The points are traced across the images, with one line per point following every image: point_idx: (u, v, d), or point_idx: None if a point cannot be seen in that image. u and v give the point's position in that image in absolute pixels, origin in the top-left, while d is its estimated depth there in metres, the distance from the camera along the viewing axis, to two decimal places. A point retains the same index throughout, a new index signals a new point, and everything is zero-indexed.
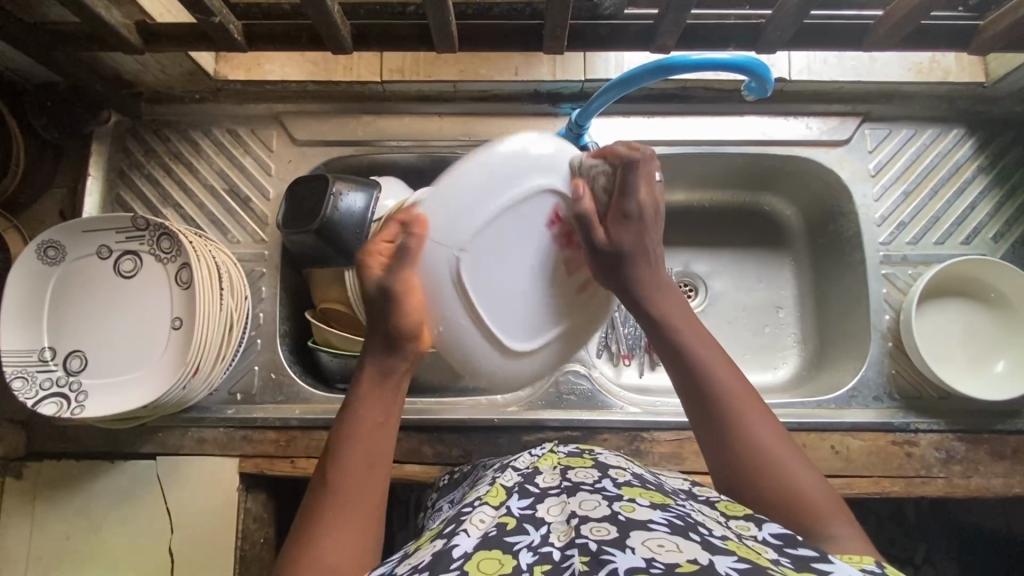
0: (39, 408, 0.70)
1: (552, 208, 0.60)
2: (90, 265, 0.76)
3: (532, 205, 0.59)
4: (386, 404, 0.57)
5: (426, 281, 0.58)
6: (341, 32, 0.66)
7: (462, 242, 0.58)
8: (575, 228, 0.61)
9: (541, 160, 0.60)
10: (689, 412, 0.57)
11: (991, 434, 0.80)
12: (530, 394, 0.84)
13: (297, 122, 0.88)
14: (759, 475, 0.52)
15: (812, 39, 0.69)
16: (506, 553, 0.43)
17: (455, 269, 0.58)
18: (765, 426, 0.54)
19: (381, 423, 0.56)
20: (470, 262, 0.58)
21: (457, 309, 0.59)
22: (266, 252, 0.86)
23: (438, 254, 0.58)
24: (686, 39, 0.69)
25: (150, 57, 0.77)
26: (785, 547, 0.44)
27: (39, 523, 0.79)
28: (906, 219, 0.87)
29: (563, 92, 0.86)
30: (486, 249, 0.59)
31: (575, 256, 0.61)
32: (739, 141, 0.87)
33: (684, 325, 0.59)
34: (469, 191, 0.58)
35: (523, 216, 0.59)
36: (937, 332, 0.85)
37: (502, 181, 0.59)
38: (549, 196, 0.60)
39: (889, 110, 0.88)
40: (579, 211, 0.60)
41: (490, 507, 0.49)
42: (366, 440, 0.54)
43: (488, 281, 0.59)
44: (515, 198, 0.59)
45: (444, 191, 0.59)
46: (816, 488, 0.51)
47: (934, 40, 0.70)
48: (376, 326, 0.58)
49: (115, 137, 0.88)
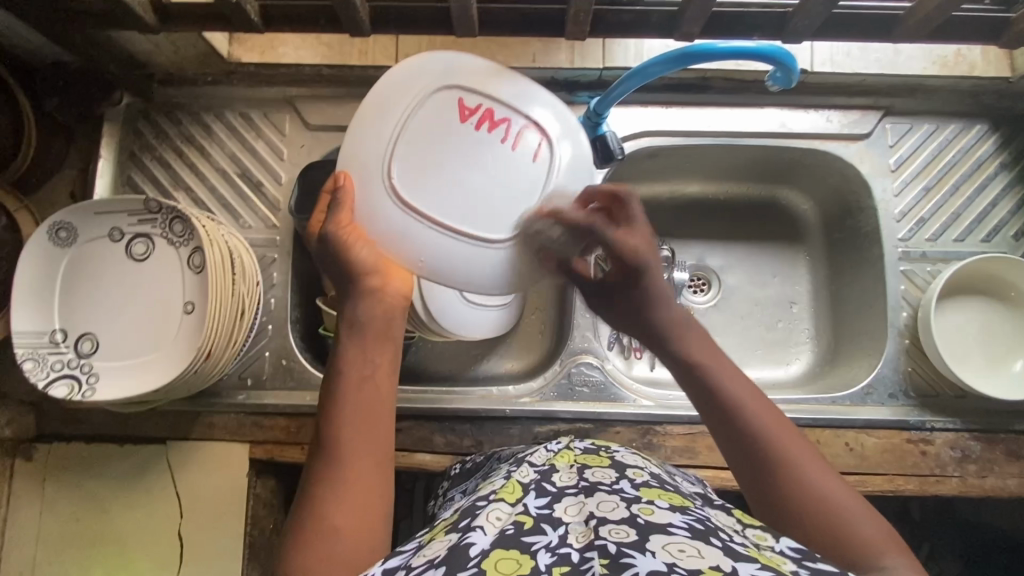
0: (51, 390, 0.70)
1: (457, 100, 0.56)
2: (101, 247, 0.75)
3: (444, 105, 0.56)
4: (367, 355, 0.55)
5: (374, 226, 0.55)
6: (360, 14, 0.64)
7: (386, 166, 0.55)
8: (491, 108, 0.56)
9: (436, 64, 0.57)
10: (729, 457, 0.54)
11: (1007, 433, 0.79)
12: (542, 385, 0.84)
13: (310, 106, 0.86)
14: (806, 508, 0.49)
15: (840, 29, 0.68)
16: (524, 553, 0.43)
17: (392, 192, 0.54)
18: (811, 462, 0.51)
19: (366, 375, 0.54)
20: (402, 182, 0.54)
21: (417, 229, 0.55)
22: (278, 238, 0.85)
23: (372, 195, 0.55)
24: (710, 27, 0.68)
25: (164, 37, 0.76)
26: (804, 560, 0.42)
27: (49, 505, 0.79)
28: (926, 216, 0.86)
29: (580, 80, 0.83)
30: (418, 163, 0.54)
31: (505, 128, 0.55)
32: (759, 133, 0.86)
33: (716, 362, 0.57)
34: (377, 128, 0.55)
35: (440, 120, 0.55)
36: (957, 330, 0.84)
37: (398, 98, 0.55)
38: (450, 91, 0.56)
39: (912, 104, 0.87)
40: (484, 94, 0.56)
41: (506, 503, 0.49)
42: (355, 396, 0.53)
43: (431, 185, 0.54)
44: (416, 106, 0.55)
45: (351, 141, 0.56)
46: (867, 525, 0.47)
47: (963, 32, 0.68)
48: (339, 279, 0.58)
49: (127, 119, 0.87)
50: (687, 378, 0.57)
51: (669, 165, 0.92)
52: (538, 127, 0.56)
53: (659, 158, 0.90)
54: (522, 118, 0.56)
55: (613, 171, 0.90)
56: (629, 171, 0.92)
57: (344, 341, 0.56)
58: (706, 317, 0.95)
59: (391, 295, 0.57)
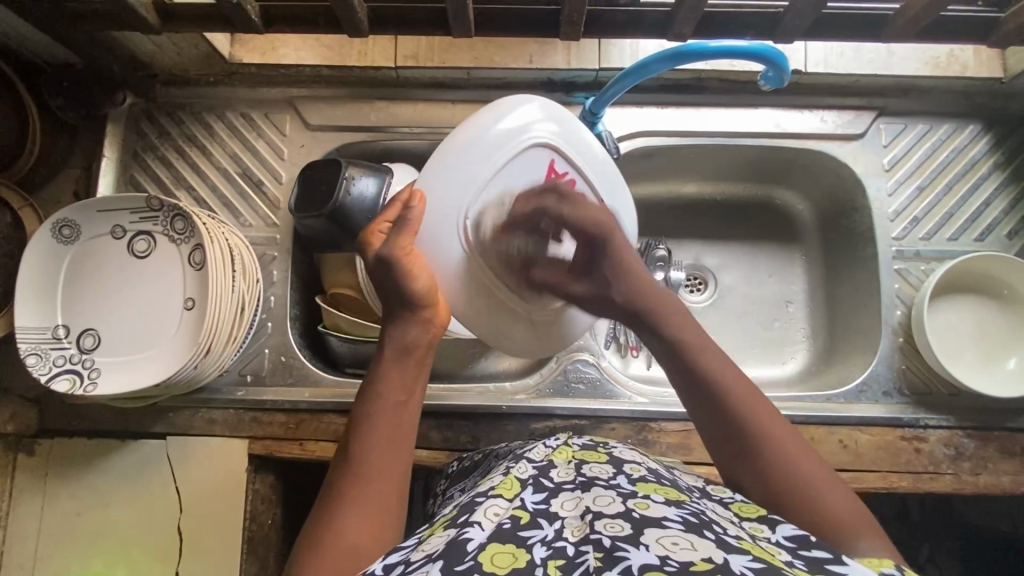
0: (53, 384, 0.71)
1: (546, 159, 0.68)
2: (104, 244, 0.76)
3: (527, 164, 0.67)
4: (407, 380, 0.58)
5: (440, 244, 0.65)
6: (358, 15, 0.66)
7: (465, 209, 0.65)
8: (570, 177, 0.70)
9: (519, 119, 0.67)
10: (702, 427, 0.56)
11: (1001, 431, 0.80)
12: (538, 382, 0.84)
13: (310, 107, 0.88)
14: (784, 486, 0.51)
15: (830, 28, 0.69)
16: (519, 547, 0.43)
17: (465, 230, 0.65)
18: (783, 437, 0.53)
19: (400, 400, 0.56)
20: (479, 226, 0.66)
21: (467, 266, 0.66)
22: (278, 236, 0.86)
23: (450, 221, 0.65)
24: (702, 29, 0.69)
25: (167, 38, 0.77)
26: (799, 550, 0.43)
27: (50, 499, 0.80)
28: (920, 215, 0.86)
29: (577, 81, 0.86)
30: (491, 210, 0.66)
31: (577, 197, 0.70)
32: (754, 133, 0.87)
33: (703, 346, 0.58)
34: (466, 167, 0.65)
35: (522, 179, 0.67)
36: (948, 328, 0.85)
37: (481, 134, 0.65)
38: (540, 149, 0.68)
39: (905, 104, 0.87)
40: (569, 161, 0.69)
41: (504, 499, 0.49)
42: (386, 416, 0.55)
43: (494, 235, 0.67)
44: (516, 149, 0.67)
45: (450, 182, 0.65)
46: (839, 498, 0.50)
47: (953, 32, 0.69)
48: (394, 302, 0.61)
49: (130, 119, 0.88)
50: (675, 356, 0.59)
51: (666, 165, 0.93)
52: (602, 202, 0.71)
53: (654, 158, 0.91)
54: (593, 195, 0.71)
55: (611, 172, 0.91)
56: (624, 170, 0.93)
57: (384, 361, 0.58)
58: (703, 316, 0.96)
59: (435, 328, 0.62)
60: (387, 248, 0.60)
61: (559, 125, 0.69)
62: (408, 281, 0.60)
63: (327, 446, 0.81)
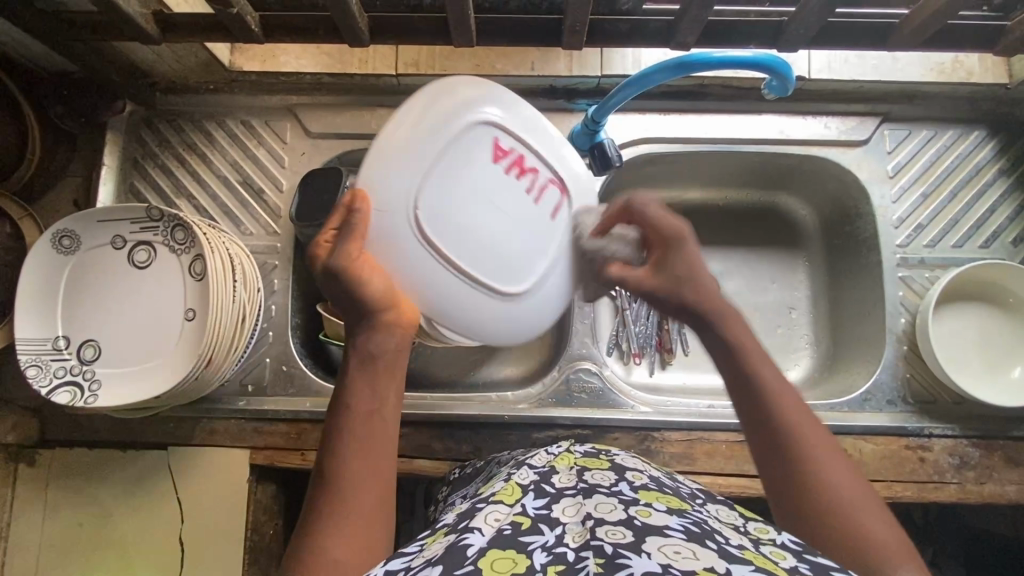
0: (53, 397, 0.71)
1: (492, 140, 0.60)
2: (104, 254, 0.76)
3: (473, 145, 0.59)
4: (375, 388, 0.56)
5: (390, 252, 0.58)
6: (359, 25, 0.65)
7: (416, 203, 0.57)
8: (522, 157, 0.62)
9: (465, 95, 0.59)
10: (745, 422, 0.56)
11: (1006, 440, 0.79)
12: (541, 392, 0.84)
13: (311, 114, 0.87)
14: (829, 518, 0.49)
15: (836, 37, 0.68)
16: (520, 552, 0.43)
17: (417, 224, 0.57)
18: (829, 461, 0.52)
19: (370, 408, 0.55)
20: (432, 217, 0.58)
21: (434, 265, 0.59)
22: (279, 245, 0.86)
23: (394, 216, 0.57)
24: (707, 37, 0.68)
25: (167, 47, 0.77)
26: (804, 555, 0.43)
27: (52, 509, 0.80)
28: (924, 222, 0.86)
29: (579, 88, 0.86)
30: (443, 201, 0.58)
31: (531, 178, 0.63)
32: (757, 140, 0.86)
33: (771, 369, 0.56)
34: (409, 157, 0.56)
35: (469, 160, 0.59)
36: (954, 336, 0.84)
37: (416, 111, 0.57)
38: (489, 131, 0.60)
39: (909, 110, 0.87)
40: (518, 141, 0.62)
41: (505, 505, 0.49)
42: (356, 427, 0.54)
43: (450, 224, 0.58)
44: (456, 137, 0.58)
45: (398, 173, 0.56)
46: (884, 532, 0.49)
47: (958, 40, 0.68)
48: (352, 312, 0.58)
49: (129, 127, 0.87)
50: (728, 363, 0.58)
51: (669, 172, 0.93)
52: (553, 179, 0.65)
53: (657, 165, 0.90)
54: (547, 174, 0.64)
55: (612, 179, 0.91)
56: (626, 177, 0.92)
57: (351, 376, 0.57)
58: None
59: (402, 329, 0.58)
60: (334, 260, 0.55)
61: (495, 103, 0.61)
62: (365, 288, 0.56)
63: None
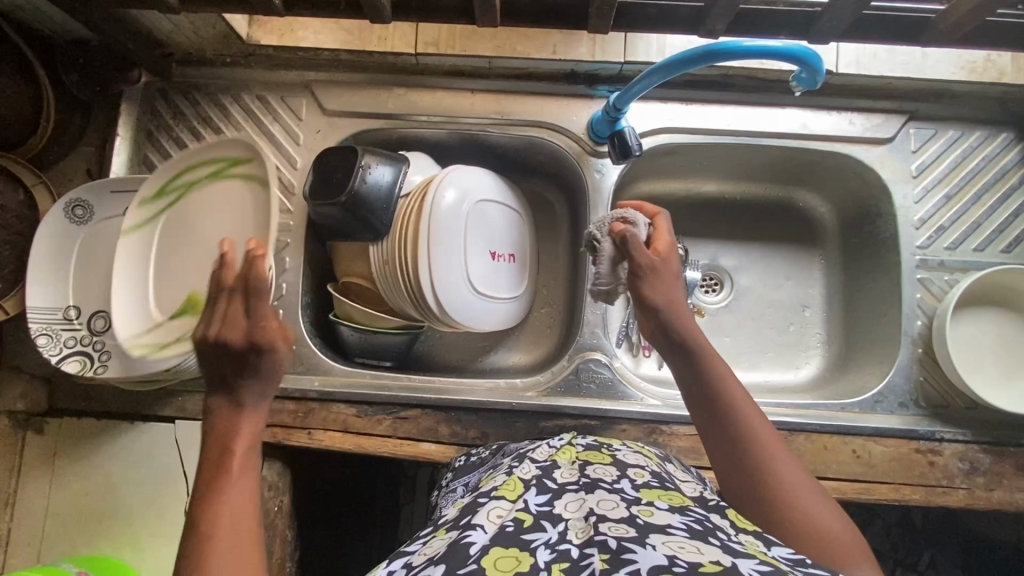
0: (63, 365, 0.71)
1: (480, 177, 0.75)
2: (116, 226, 0.76)
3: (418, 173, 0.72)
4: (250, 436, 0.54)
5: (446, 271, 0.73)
6: (381, 2, 0.64)
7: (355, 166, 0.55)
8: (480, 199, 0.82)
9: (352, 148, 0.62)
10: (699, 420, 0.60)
11: (1017, 447, 0.78)
12: (550, 380, 0.83)
13: (327, 90, 0.86)
14: (787, 514, 0.53)
15: (868, 30, 0.67)
16: (523, 551, 0.42)
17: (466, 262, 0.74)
18: (783, 454, 0.57)
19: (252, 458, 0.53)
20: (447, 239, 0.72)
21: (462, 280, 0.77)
22: (292, 223, 0.85)
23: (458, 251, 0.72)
24: (736, 26, 0.67)
25: (184, 17, 0.76)
26: (798, 566, 0.41)
27: (59, 479, 0.80)
28: (946, 223, 0.84)
29: (600, 73, 0.85)
30: None
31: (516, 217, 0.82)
32: (779, 134, 0.85)
33: (720, 368, 0.61)
34: None
35: None
36: (970, 341, 0.83)
37: None
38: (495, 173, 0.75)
39: (937, 109, 0.85)
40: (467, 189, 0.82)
41: (507, 501, 0.48)
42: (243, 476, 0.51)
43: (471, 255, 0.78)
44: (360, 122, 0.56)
45: None
46: (836, 523, 0.53)
47: (994, 38, 0.67)
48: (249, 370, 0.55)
49: (143, 96, 0.86)
50: (684, 364, 0.62)
51: (689, 162, 0.91)
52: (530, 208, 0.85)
53: (677, 156, 0.89)
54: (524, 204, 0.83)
55: (630, 168, 0.90)
56: (645, 167, 0.91)
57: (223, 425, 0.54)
58: (717, 317, 0.94)
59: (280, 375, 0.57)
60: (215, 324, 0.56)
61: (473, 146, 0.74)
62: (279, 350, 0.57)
63: (335, 435, 0.81)
